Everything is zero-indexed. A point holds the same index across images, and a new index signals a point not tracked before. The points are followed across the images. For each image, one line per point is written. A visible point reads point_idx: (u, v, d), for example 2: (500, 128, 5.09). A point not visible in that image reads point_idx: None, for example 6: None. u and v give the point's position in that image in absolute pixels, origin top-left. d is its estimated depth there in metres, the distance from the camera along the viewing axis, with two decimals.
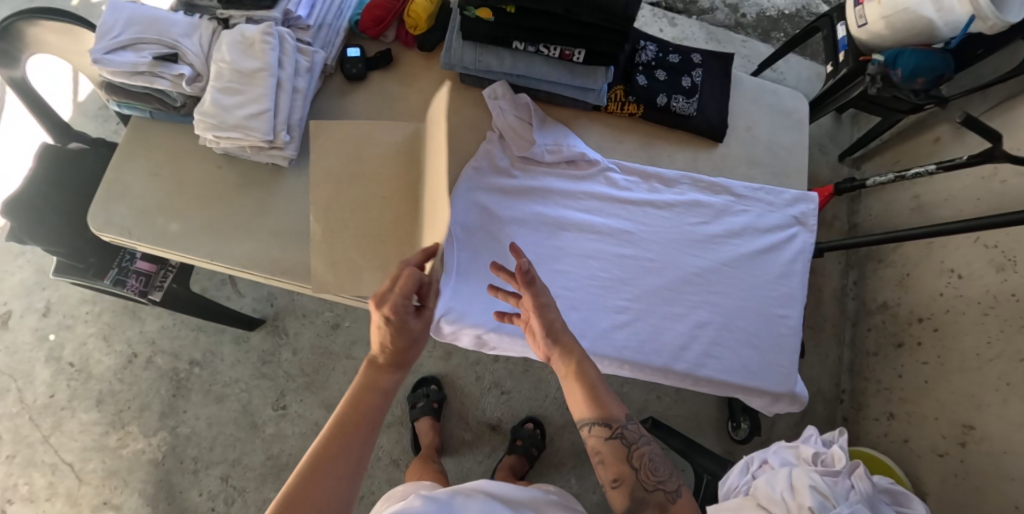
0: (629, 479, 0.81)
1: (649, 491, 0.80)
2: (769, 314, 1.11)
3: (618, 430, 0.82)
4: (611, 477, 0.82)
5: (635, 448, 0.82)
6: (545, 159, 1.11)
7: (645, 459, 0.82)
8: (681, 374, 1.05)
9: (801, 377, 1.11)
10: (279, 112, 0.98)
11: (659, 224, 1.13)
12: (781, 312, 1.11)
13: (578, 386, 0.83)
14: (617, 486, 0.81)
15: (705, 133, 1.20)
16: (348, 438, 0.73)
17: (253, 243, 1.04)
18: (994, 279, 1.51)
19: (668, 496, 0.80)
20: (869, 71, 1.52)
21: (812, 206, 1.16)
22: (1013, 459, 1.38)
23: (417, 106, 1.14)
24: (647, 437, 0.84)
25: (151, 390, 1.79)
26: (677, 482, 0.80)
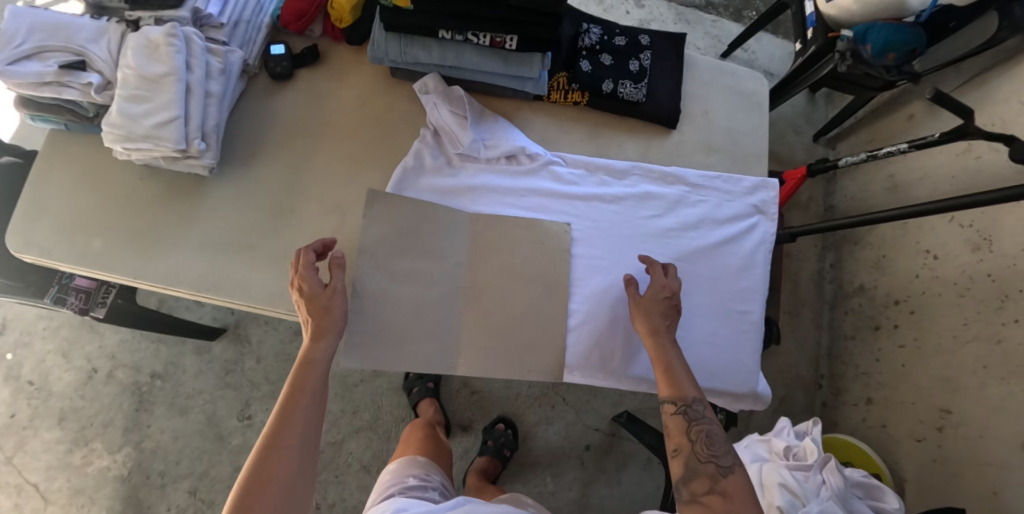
0: (686, 450, 0.87)
1: (701, 462, 0.85)
2: (730, 311, 1.07)
3: (682, 406, 0.88)
4: (671, 446, 0.89)
5: (697, 425, 0.88)
6: (483, 155, 1.05)
7: (703, 435, 0.87)
8: (634, 378, 1.02)
9: (763, 374, 1.08)
10: (190, 119, 0.92)
11: (611, 217, 1.07)
12: (743, 308, 1.07)
13: (661, 364, 0.94)
14: (675, 455, 0.87)
15: (657, 120, 1.13)
16: (289, 419, 0.83)
17: (179, 260, 0.98)
18: (970, 259, 1.47)
19: (718, 469, 0.84)
20: (839, 47, 1.48)
21: (772, 194, 1.11)
22: (991, 443, 1.36)
23: (350, 104, 1.08)
24: (711, 418, 0.89)
25: (113, 405, 1.74)
26: (733, 459, 0.84)
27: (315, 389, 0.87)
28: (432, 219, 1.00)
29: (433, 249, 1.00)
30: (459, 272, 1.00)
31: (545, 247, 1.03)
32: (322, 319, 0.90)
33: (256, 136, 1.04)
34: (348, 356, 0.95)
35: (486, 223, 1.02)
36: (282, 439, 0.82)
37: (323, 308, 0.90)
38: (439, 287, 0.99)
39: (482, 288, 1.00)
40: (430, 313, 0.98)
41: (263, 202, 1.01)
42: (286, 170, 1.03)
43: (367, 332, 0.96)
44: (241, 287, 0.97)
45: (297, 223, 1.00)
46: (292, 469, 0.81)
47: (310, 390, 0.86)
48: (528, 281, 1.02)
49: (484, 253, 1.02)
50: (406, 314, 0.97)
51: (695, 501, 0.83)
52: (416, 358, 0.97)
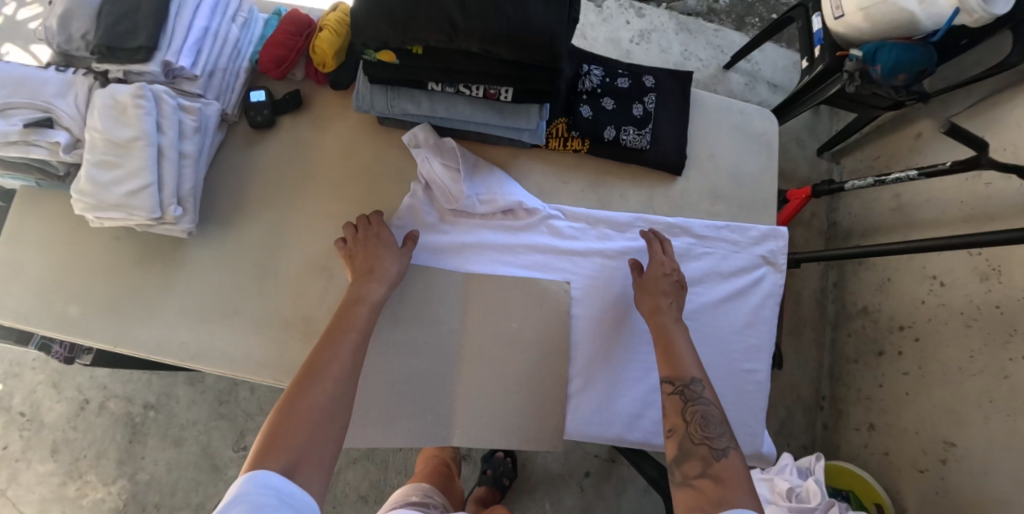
0: (680, 431, 0.85)
1: (694, 443, 0.82)
2: (733, 370, 1.04)
3: (679, 386, 0.87)
4: (667, 426, 0.87)
5: (694, 405, 0.85)
6: (478, 210, 1.00)
7: (698, 417, 0.85)
8: (636, 443, 1.00)
9: (767, 433, 1.06)
10: (164, 184, 0.87)
11: (612, 272, 1.02)
12: (745, 363, 1.04)
13: (660, 344, 0.92)
14: (669, 436, 0.85)
15: (660, 167, 1.07)
16: (336, 353, 0.83)
17: (161, 326, 0.95)
18: (978, 288, 1.43)
19: (712, 452, 0.81)
20: (847, 68, 1.42)
21: (782, 244, 1.06)
22: (995, 480, 1.33)
23: (334, 154, 1.03)
24: (709, 400, 0.86)
25: (106, 437, 1.72)
26: (728, 443, 0.81)
27: (365, 328, 0.87)
28: (425, 282, 0.97)
29: (427, 313, 0.97)
30: (453, 338, 0.97)
31: (542, 309, 0.99)
32: (374, 267, 0.91)
33: (236, 191, 1.00)
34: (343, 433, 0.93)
35: (481, 286, 0.99)
36: (330, 370, 0.81)
37: (377, 258, 0.92)
38: (433, 352, 0.97)
39: (477, 353, 0.98)
40: (424, 380, 0.96)
41: (245, 263, 0.96)
42: (269, 228, 0.98)
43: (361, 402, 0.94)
44: (225, 356, 0.93)
45: (282, 287, 0.96)
46: (333, 397, 0.79)
47: (359, 329, 0.86)
48: (524, 346, 0.98)
49: (478, 316, 0.98)
50: (400, 383, 0.95)
51: (687, 484, 0.80)
52: (412, 430, 0.95)
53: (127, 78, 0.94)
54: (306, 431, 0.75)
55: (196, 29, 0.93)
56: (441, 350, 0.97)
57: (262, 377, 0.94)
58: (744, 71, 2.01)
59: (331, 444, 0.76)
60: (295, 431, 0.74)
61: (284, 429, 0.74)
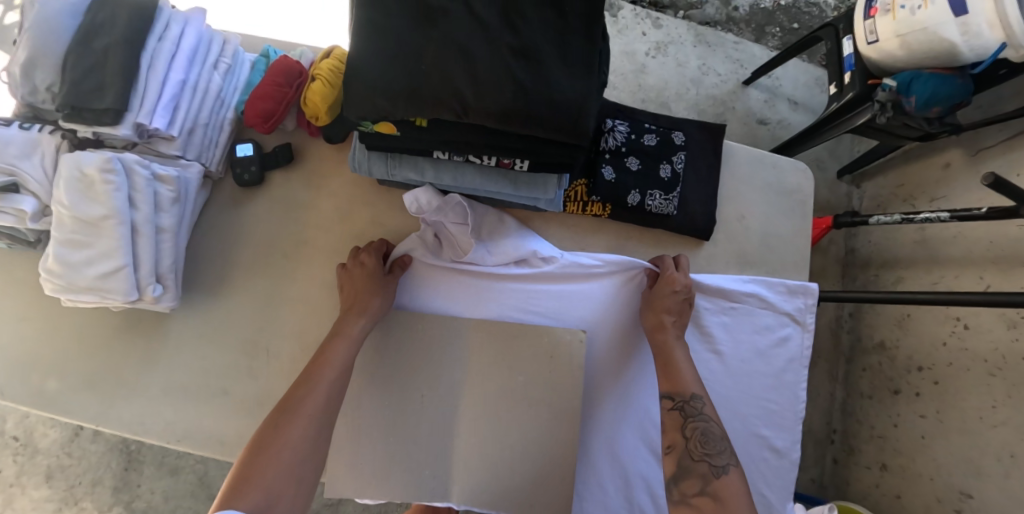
0: (679, 448, 0.77)
1: (694, 460, 0.75)
2: (752, 441, 0.93)
3: (678, 400, 0.80)
4: (665, 445, 0.79)
5: (693, 420, 0.78)
6: (487, 261, 0.87)
7: (699, 432, 0.77)
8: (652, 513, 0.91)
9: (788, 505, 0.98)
10: (140, 262, 0.78)
11: (635, 321, 0.91)
12: (766, 432, 0.92)
13: (659, 359, 0.85)
14: (667, 453, 0.78)
15: (688, 234, 0.95)
16: (310, 391, 0.77)
17: (144, 403, 0.89)
18: (1003, 336, 1.30)
19: (712, 470, 0.74)
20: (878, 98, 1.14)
21: (813, 301, 0.92)
22: None
23: (328, 216, 0.92)
24: (710, 417, 0.78)
25: (101, 464, 1.68)
26: (730, 460, 0.74)
27: (344, 364, 0.80)
28: (424, 331, 0.89)
29: (427, 366, 0.89)
30: (457, 392, 0.89)
31: (552, 363, 0.88)
32: (363, 295, 0.84)
33: (219, 257, 0.91)
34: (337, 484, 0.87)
35: (486, 335, 0.89)
36: (302, 409, 0.76)
37: (365, 286, 0.84)
38: (434, 408, 0.89)
39: (482, 411, 0.90)
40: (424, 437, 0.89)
41: (233, 338, 0.89)
42: (257, 300, 0.90)
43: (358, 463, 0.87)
44: (214, 438, 0.87)
45: (273, 366, 0.89)
46: (305, 436, 0.74)
47: (338, 365, 0.80)
48: (531, 405, 0.89)
49: (479, 370, 0.89)
50: (400, 441, 0.88)
51: (684, 503, 0.73)
52: (411, 483, 0.88)
53: (97, 137, 0.84)
54: (270, 474, 0.70)
55: (172, 84, 0.81)
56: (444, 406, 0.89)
57: None
58: (764, 87, 1.65)
59: (298, 486, 0.72)
60: (263, 472, 0.70)
61: (248, 471, 0.70)
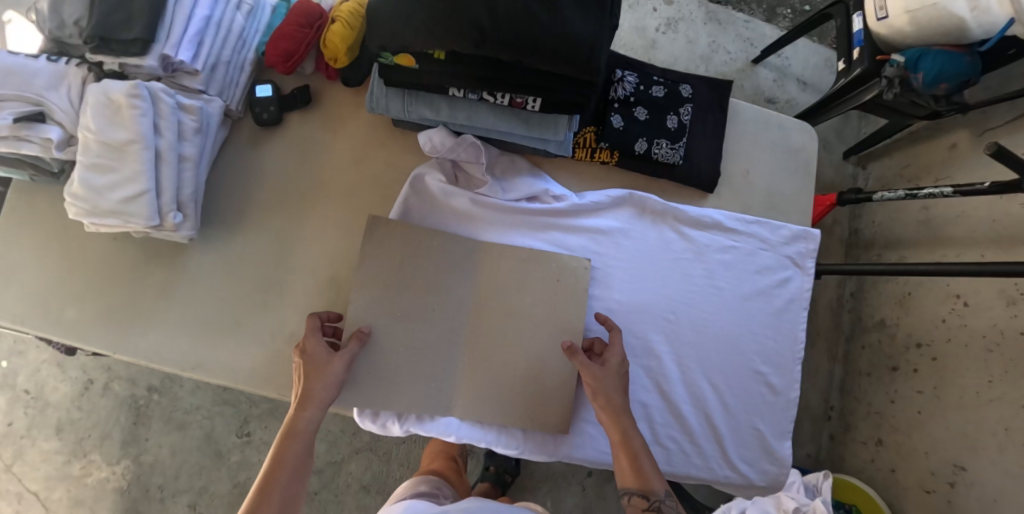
0: None
1: None
2: (748, 381, 0.94)
3: (654, 504, 0.77)
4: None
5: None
6: (503, 197, 0.90)
7: None
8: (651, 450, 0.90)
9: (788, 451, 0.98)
10: (163, 189, 0.80)
11: (635, 252, 0.93)
12: (765, 371, 0.95)
13: (622, 452, 0.81)
14: None
15: (693, 183, 0.96)
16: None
17: (160, 335, 0.90)
18: (1002, 313, 1.30)
19: None
20: (887, 74, 1.16)
21: (812, 246, 0.96)
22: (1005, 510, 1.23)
23: (344, 158, 0.93)
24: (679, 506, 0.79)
25: (110, 418, 1.67)
26: None
27: (296, 464, 0.78)
28: (435, 247, 0.88)
29: (436, 284, 0.88)
30: (464, 310, 0.88)
31: (557, 286, 0.89)
32: (310, 382, 0.81)
33: (238, 194, 0.92)
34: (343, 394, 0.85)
35: (497, 257, 0.89)
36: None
37: (313, 371, 0.81)
38: (441, 325, 0.87)
39: (492, 329, 0.89)
40: (430, 351, 0.87)
41: (249, 274, 0.90)
42: (274, 236, 0.91)
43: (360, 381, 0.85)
44: (227, 367, 0.88)
45: (288, 302, 0.89)
46: None
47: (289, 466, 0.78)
48: (536, 324, 0.89)
49: (485, 289, 0.89)
50: (405, 353, 0.86)
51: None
52: (413, 399, 0.85)
53: (123, 70, 0.85)
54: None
55: (197, 19, 0.84)
56: (448, 330, 0.88)
57: (268, 393, 0.89)
58: (771, 66, 1.66)
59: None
60: None
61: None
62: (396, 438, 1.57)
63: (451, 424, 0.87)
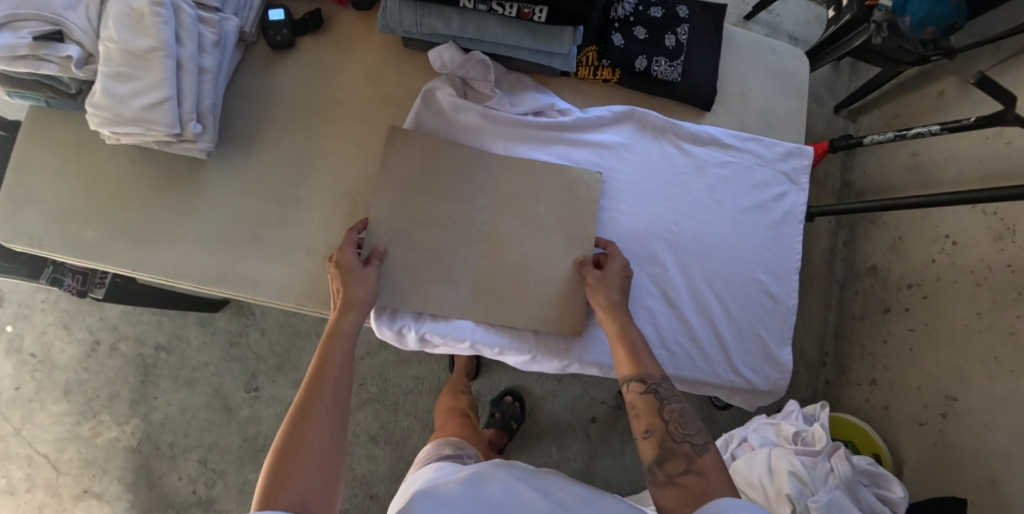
0: (658, 431, 0.72)
1: (677, 442, 0.71)
2: (752, 290, 0.95)
3: (653, 385, 0.74)
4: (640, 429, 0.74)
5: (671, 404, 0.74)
6: (511, 112, 0.90)
7: (676, 414, 0.74)
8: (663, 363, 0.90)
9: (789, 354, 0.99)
10: (184, 98, 0.84)
11: (643, 167, 0.93)
12: (765, 280, 0.96)
13: (620, 345, 0.79)
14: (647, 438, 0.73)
15: (692, 100, 0.98)
16: (304, 432, 0.67)
17: (178, 250, 0.92)
18: (989, 249, 1.28)
19: (695, 449, 0.70)
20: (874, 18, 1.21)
21: (806, 162, 0.99)
22: (995, 434, 1.22)
23: (356, 78, 0.96)
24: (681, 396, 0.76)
25: (117, 378, 1.54)
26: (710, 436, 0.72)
27: (345, 362, 0.75)
28: (447, 152, 0.87)
29: (456, 191, 0.86)
30: (481, 217, 0.87)
31: (570, 199, 0.89)
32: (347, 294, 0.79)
33: (252, 112, 0.94)
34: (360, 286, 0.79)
35: (514, 167, 0.88)
36: (311, 411, 0.70)
37: (351, 284, 0.79)
38: (459, 231, 0.86)
39: (505, 236, 0.87)
40: (445, 256, 0.85)
41: (262, 189, 0.92)
42: (286, 154, 0.93)
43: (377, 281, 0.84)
44: (247, 280, 0.90)
45: (301, 213, 0.92)
46: (320, 440, 0.67)
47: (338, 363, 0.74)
48: (550, 233, 0.88)
49: (495, 197, 0.87)
50: (423, 255, 0.84)
51: (670, 483, 0.69)
52: (431, 302, 0.84)
53: None
54: (301, 479, 0.64)
55: None
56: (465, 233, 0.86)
57: (283, 304, 0.91)
58: (763, 23, 1.68)
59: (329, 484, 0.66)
60: (293, 477, 0.64)
61: (274, 482, 0.64)
62: (403, 387, 1.55)
63: (466, 328, 0.85)
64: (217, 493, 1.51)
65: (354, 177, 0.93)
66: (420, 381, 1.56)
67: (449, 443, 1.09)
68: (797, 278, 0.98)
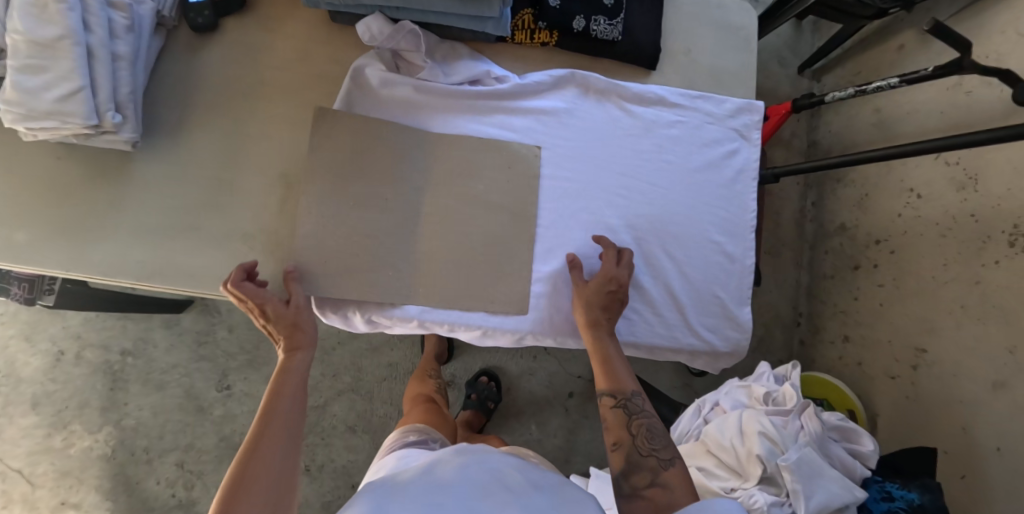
0: (626, 444, 0.76)
1: (643, 456, 0.74)
2: (707, 250, 0.93)
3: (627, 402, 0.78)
4: (610, 440, 0.77)
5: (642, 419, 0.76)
6: (446, 82, 0.87)
7: (644, 429, 0.77)
8: (618, 331, 0.89)
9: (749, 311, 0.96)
10: (99, 88, 0.80)
11: (587, 132, 0.91)
12: (721, 240, 0.94)
13: (600, 359, 0.83)
14: (613, 450, 0.76)
15: (634, 60, 0.95)
16: (253, 462, 0.68)
17: (114, 245, 0.88)
18: (954, 200, 1.25)
19: (660, 463, 0.74)
20: None
21: (757, 117, 0.97)
22: (963, 383, 1.21)
23: (287, 57, 0.92)
24: (651, 412, 0.79)
25: (85, 387, 1.49)
26: (674, 451, 0.74)
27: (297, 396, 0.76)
28: (381, 132, 0.84)
29: (391, 169, 0.84)
30: (421, 195, 0.84)
31: (510, 172, 0.87)
32: (291, 334, 0.80)
33: (178, 98, 0.90)
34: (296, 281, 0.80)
35: (451, 142, 0.86)
36: (264, 443, 0.70)
37: (288, 322, 0.79)
38: (400, 211, 0.84)
39: (447, 211, 0.84)
40: (384, 237, 0.83)
41: (197, 177, 0.89)
42: (218, 139, 0.89)
43: (315, 263, 0.81)
44: (186, 272, 0.87)
45: (238, 200, 0.88)
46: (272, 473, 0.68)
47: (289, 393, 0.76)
48: (492, 207, 0.85)
49: (436, 173, 0.85)
50: (363, 239, 0.82)
51: (636, 496, 0.72)
52: (372, 285, 0.82)
53: None
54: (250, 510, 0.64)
55: None
56: (403, 213, 0.83)
57: (227, 294, 0.88)
58: None
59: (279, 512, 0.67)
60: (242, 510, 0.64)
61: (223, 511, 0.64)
62: (377, 375, 1.53)
63: (412, 310, 0.83)
64: (198, 495, 1.47)
65: (292, 159, 0.90)
66: (394, 368, 1.55)
67: (413, 430, 1.06)
68: (754, 237, 0.97)
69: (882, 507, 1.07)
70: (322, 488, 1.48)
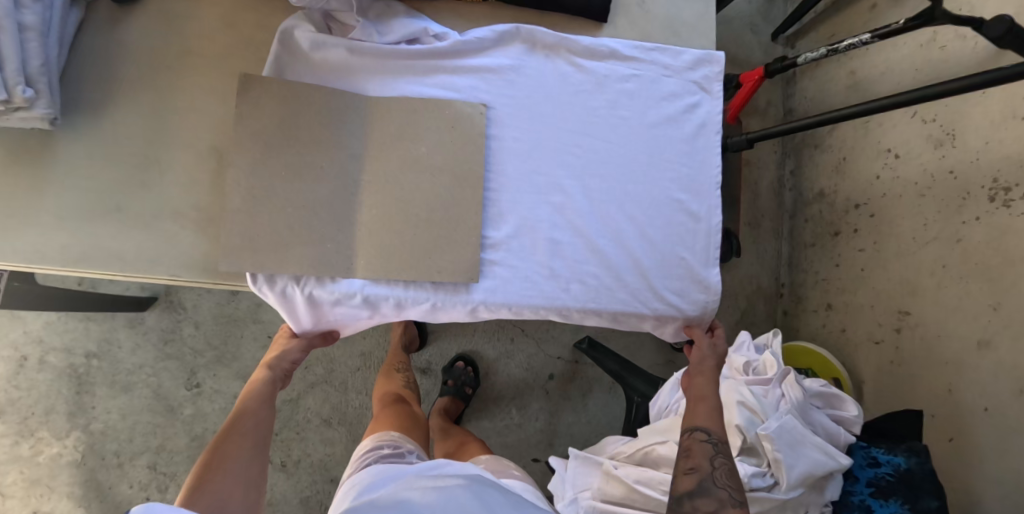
0: (703, 471, 0.73)
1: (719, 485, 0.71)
2: (667, 209, 0.89)
3: (717, 437, 0.77)
4: (688, 464, 0.75)
5: (722, 456, 0.75)
6: (381, 42, 0.82)
7: (726, 468, 0.75)
8: (577, 297, 0.84)
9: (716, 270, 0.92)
10: (6, 60, 0.71)
11: (534, 89, 0.87)
12: (683, 198, 0.90)
13: (698, 398, 0.84)
14: (688, 472, 0.73)
15: (584, 13, 0.90)
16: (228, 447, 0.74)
17: (34, 230, 0.80)
18: (931, 157, 1.20)
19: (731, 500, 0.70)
20: None
21: (717, 68, 0.93)
22: (948, 343, 1.16)
23: (212, 24, 0.87)
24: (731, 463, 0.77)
25: (50, 392, 1.38)
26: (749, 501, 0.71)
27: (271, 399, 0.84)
28: (313, 97, 0.79)
29: (324, 136, 0.79)
30: (358, 162, 0.79)
31: (454, 133, 0.82)
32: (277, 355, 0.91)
33: (101, 71, 0.83)
34: (223, 259, 0.75)
35: (390, 105, 0.81)
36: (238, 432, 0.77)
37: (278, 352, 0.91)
38: (337, 179, 0.79)
39: (389, 178, 0.80)
40: (322, 208, 0.78)
41: (124, 152, 0.83)
42: (145, 113, 0.84)
43: (247, 236, 0.76)
44: (112, 255, 0.82)
45: (168, 177, 0.84)
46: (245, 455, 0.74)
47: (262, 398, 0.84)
48: (435, 171, 0.81)
49: (377, 135, 0.80)
50: (298, 211, 0.77)
51: None
52: (309, 259, 0.77)
53: None
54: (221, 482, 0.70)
55: None
56: (340, 181, 0.79)
57: (163, 276, 0.83)
58: None
59: (250, 489, 0.72)
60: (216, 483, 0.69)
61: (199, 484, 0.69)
62: (350, 365, 1.47)
63: (355, 284, 0.78)
64: (174, 496, 1.39)
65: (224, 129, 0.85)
66: (367, 357, 1.49)
67: (384, 437, 0.99)
68: (718, 195, 0.92)
69: (869, 474, 1.02)
70: (299, 484, 1.42)
